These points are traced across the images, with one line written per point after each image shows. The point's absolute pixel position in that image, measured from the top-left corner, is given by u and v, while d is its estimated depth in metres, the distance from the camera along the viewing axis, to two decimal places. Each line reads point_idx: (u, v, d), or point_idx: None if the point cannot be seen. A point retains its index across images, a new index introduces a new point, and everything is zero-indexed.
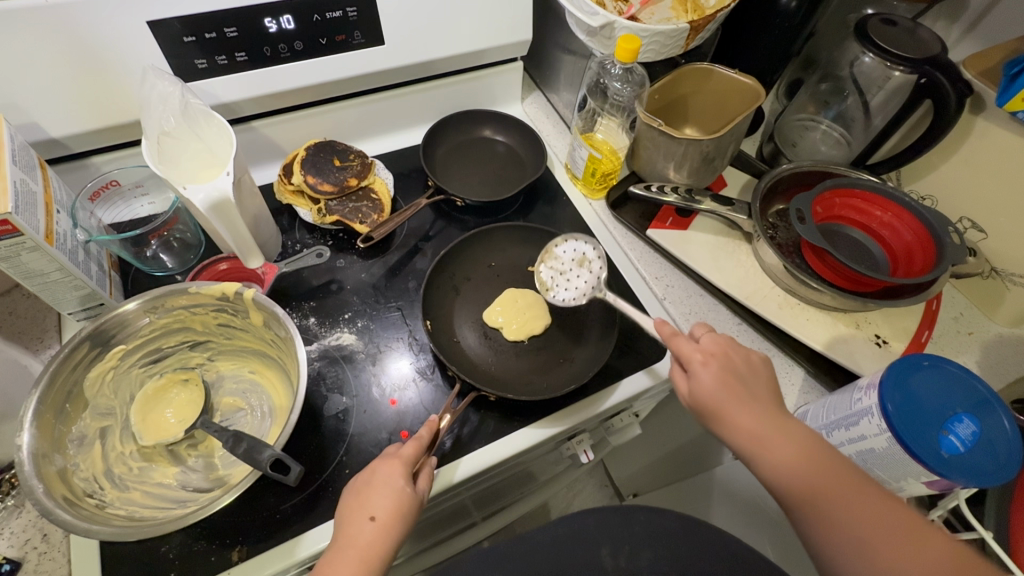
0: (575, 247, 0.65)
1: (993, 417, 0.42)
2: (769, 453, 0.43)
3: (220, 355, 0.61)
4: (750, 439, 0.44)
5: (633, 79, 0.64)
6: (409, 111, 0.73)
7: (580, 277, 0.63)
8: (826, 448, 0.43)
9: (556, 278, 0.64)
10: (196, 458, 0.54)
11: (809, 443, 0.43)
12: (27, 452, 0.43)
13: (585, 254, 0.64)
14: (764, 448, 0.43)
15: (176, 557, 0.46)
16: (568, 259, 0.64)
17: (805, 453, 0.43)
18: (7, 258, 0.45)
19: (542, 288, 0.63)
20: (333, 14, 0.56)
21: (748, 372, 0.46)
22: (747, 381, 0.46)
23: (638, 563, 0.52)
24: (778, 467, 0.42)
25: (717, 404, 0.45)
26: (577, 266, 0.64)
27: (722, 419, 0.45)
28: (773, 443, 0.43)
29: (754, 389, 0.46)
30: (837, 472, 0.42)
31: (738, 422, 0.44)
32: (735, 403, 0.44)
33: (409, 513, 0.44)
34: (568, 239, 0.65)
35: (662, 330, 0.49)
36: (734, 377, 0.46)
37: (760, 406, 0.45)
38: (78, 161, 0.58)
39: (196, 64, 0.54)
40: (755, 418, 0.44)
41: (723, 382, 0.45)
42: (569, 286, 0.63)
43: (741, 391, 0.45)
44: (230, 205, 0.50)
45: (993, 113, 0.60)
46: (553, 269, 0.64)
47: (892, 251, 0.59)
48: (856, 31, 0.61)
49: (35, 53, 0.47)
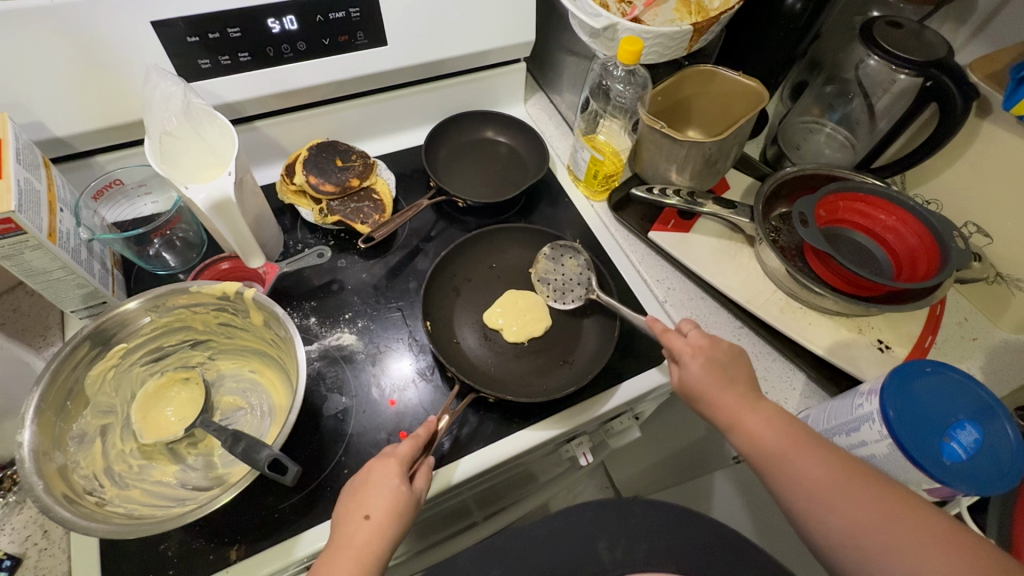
0: (562, 253, 0.64)
1: (996, 425, 0.42)
2: (746, 434, 0.45)
3: (221, 354, 0.61)
4: (731, 423, 0.46)
5: (635, 81, 0.65)
6: (411, 112, 0.73)
7: (575, 280, 0.62)
8: (812, 434, 0.44)
9: (552, 283, 0.63)
10: (196, 457, 0.54)
11: (792, 427, 0.44)
12: (28, 449, 0.44)
13: (574, 258, 0.64)
14: (743, 429, 0.45)
15: (174, 555, 0.46)
16: (559, 264, 0.64)
17: (781, 433, 0.44)
18: (10, 256, 0.45)
19: (541, 293, 0.63)
20: (336, 15, 0.56)
21: (737, 361, 0.48)
22: (735, 371, 0.47)
23: (635, 555, 0.51)
24: (753, 446, 0.45)
25: (702, 392, 0.46)
26: (567, 270, 0.63)
27: (708, 405, 0.47)
28: (750, 425, 0.45)
29: (742, 377, 0.47)
30: (815, 453, 0.43)
31: (721, 408, 0.46)
32: (720, 392, 0.46)
33: (405, 512, 0.44)
34: (553, 246, 0.64)
35: (654, 325, 0.50)
36: (721, 367, 0.47)
37: (746, 392, 0.46)
38: (82, 160, 0.58)
39: (200, 65, 0.54)
40: (737, 404, 0.46)
41: (708, 373, 0.46)
42: (566, 290, 0.62)
43: (727, 380, 0.46)
44: (231, 205, 0.50)
45: (999, 118, 0.59)
46: (547, 275, 0.64)
47: (896, 255, 0.59)
48: (862, 34, 0.60)
49: (40, 53, 0.47)
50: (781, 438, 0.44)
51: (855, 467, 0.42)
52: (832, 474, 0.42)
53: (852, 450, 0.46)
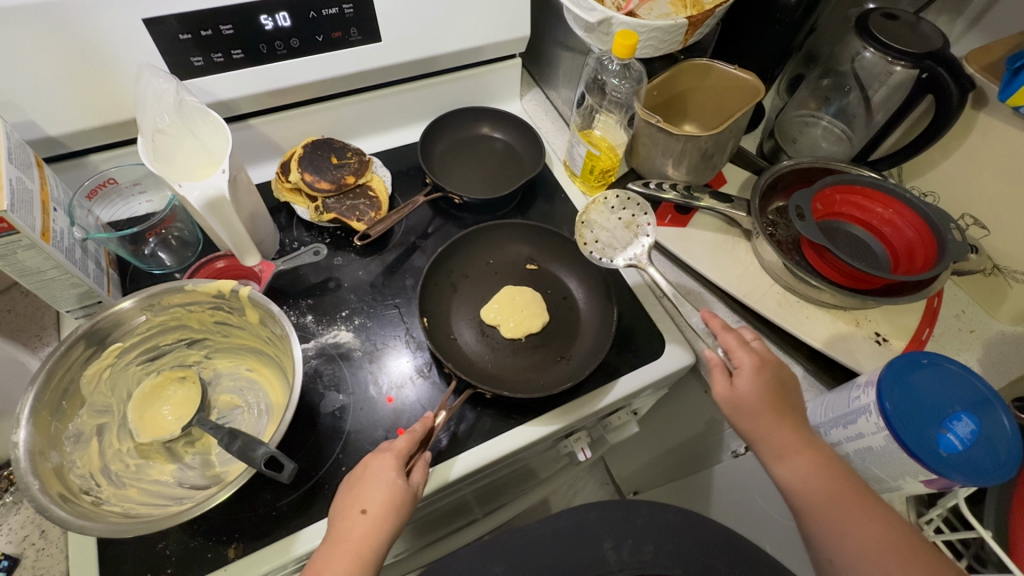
0: (626, 208, 0.64)
1: (993, 416, 0.42)
2: (794, 463, 0.46)
3: (217, 352, 0.61)
4: (780, 448, 0.47)
5: (631, 75, 0.64)
6: (407, 108, 0.73)
7: (625, 239, 0.62)
8: (855, 480, 0.45)
9: (597, 233, 0.63)
10: (193, 455, 0.54)
11: (837, 473, 0.45)
12: (23, 449, 0.44)
13: (637, 218, 0.63)
14: (788, 462, 0.47)
15: (173, 554, 0.46)
16: (615, 218, 0.63)
17: (826, 476, 0.45)
18: (4, 256, 0.45)
19: (580, 239, 0.62)
20: (329, 12, 0.56)
21: (789, 387, 0.50)
22: (788, 396, 0.49)
23: (642, 557, 0.51)
24: (796, 479, 0.46)
25: (757, 407, 0.47)
26: (622, 227, 0.63)
27: (762, 429, 0.47)
28: (800, 454, 0.46)
29: (794, 404, 0.49)
30: (857, 504, 0.44)
31: (775, 431, 0.47)
32: (776, 412, 0.47)
33: (402, 506, 0.43)
34: (620, 195, 0.64)
35: (712, 323, 0.51)
36: (777, 387, 0.48)
37: (798, 419, 0.48)
38: (75, 160, 0.58)
39: (193, 62, 0.54)
40: (792, 429, 0.47)
41: (766, 388, 0.48)
42: (606, 246, 0.62)
43: (783, 401, 0.48)
44: (225, 203, 0.50)
45: (996, 109, 0.59)
46: (597, 222, 0.64)
47: (893, 248, 0.58)
48: (857, 26, 0.60)
49: (31, 51, 0.47)
50: (826, 476, 0.45)
51: (893, 525, 0.44)
52: (871, 528, 0.43)
53: (850, 441, 0.46)
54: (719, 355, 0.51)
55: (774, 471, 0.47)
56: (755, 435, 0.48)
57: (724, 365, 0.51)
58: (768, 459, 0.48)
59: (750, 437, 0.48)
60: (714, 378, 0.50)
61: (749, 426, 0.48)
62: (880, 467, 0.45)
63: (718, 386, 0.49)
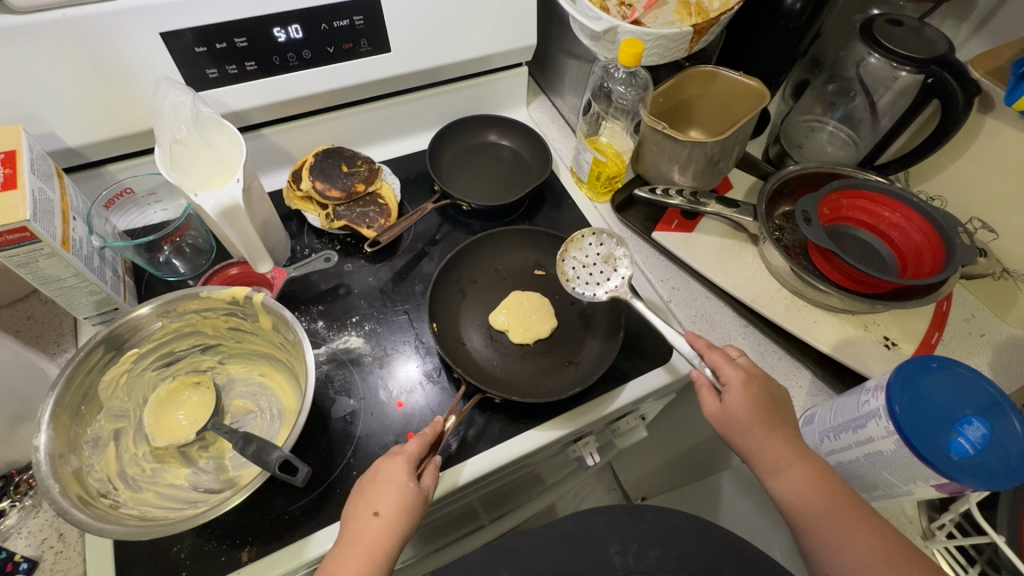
0: (602, 243, 0.63)
1: (1004, 420, 0.41)
2: (788, 478, 0.47)
3: (230, 358, 0.62)
4: (776, 463, 0.48)
5: (636, 83, 0.66)
6: (416, 117, 0.74)
7: (602, 274, 0.61)
8: (850, 493, 0.45)
9: (578, 269, 0.62)
10: (207, 460, 0.55)
11: (832, 485, 0.46)
12: (44, 453, 0.45)
13: (612, 251, 0.62)
14: (784, 474, 0.47)
15: (187, 557, 0.46)
16: (593, 254, 0.63)
17: (819, 489, 0.46)
18: (26, 264, 0.46)
19: (563, 277, 0.62)
20: (340, 23, 0.57)
21: (779, 399, 0.50)
22: (778, 410, 0.50)
23: (646, 561, 0.50)
24: (792, 493, 0.46)
25: (747, 421, 0.48)
26: (601, 262, 0.62)
27: (753, 443, 0.48)
28: (793, 468, 0.47)
29: (785, 416, 0.50)
30: (854, 517, 0.44)
31: (768, 443, 0.48)
32: (766, 423, 0.48)
33: (413, 510, 0.44)
34: (597, 234, 0.64)
35: (696, 343, 0.52)
36: (767, 400, 0.49)
37: (790, 431, 0.49)
38: (93, 169, 0.59)
39: (208, 74, 0.55)
40: (782, 442, 0.48)
41: (755, 401, 0.48)
42: (588, 280, 0.61)
43: (774, 414, 0.49)
44: (240, 211, 0.51)
45: (1003, 113, 0.59)
46: (576, 259, 0.63)
47: (901, 251, 0.58)
48: (862, 33, 0.60)
49: (50, 65, 0.48)
50: (822, 488, 0.46)
51: (889, 537, 0.44)
52: (871, 538, 0.44)
53: (860, 446, 0.46)
54: (706, 375, 0.51)
55: (769, 486, 0.48)
56: (747, 449, 0.48)
57: (713, 384, 0.51)
58: (763, 474, 0.48)
59: (743, 451, 0.49)
60: (704, 397, 0.51)
61: (742, 441, 0.49)
62: (891, 472, 0.44)
63: (708, 405, 0.50)
